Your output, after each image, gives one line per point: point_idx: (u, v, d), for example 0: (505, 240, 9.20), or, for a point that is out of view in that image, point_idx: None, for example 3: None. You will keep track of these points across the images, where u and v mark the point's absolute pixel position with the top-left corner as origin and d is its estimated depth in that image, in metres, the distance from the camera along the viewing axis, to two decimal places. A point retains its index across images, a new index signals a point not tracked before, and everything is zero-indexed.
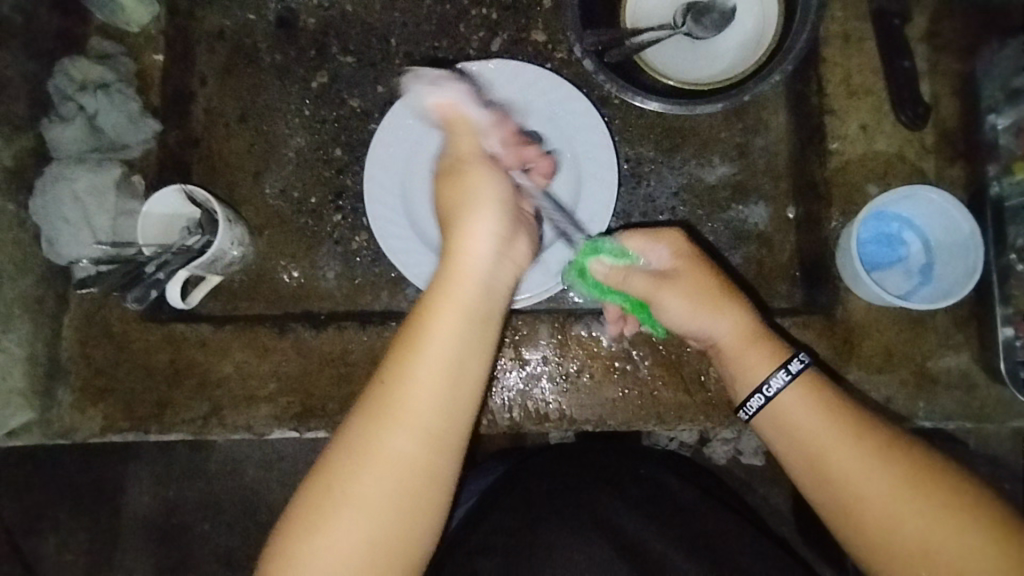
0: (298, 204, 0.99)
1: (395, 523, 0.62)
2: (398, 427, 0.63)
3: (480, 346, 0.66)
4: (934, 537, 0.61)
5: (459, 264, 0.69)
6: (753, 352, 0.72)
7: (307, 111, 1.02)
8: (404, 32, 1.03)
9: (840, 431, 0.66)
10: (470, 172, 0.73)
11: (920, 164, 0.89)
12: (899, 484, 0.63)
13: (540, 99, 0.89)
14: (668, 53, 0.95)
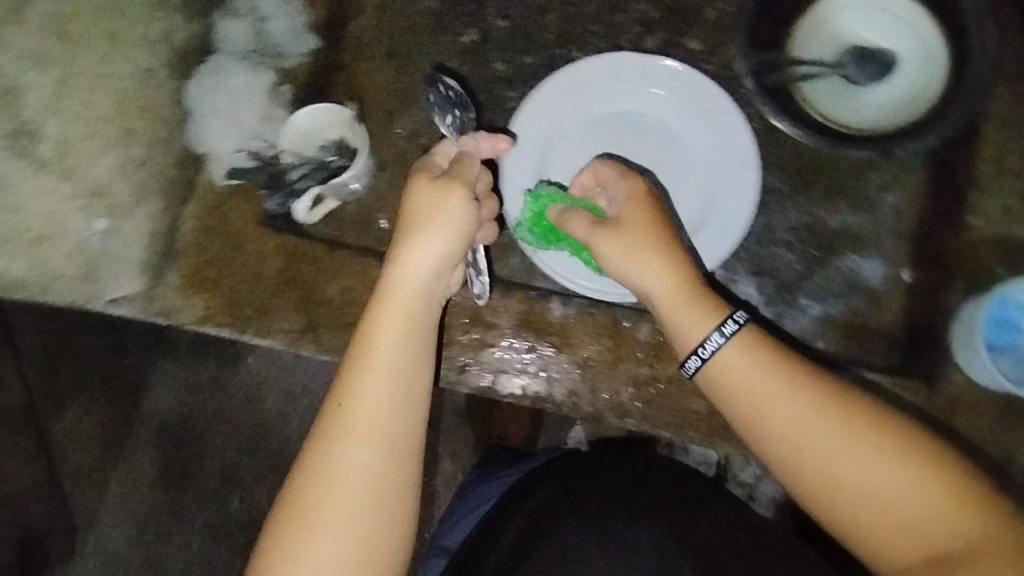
0: (424, 149, 0.99)
1: (372, 524, 0.69)
2: (370, 435, 0.71)
3: (426, 364, 0.76)
4: (866, 474, 0.66)
5: (401, 289, 0.77)
6: (694, 310, 0.75)
7: (451, 64, 1.03)
8: (562, 9, 1.03)
9: (776, 380, 0.70)
10: (444, 204, 0.78)
11: None
12: (833, 427, 0.67)
13: (693, 103, 0.87)
14: (829, 88, 0.94)
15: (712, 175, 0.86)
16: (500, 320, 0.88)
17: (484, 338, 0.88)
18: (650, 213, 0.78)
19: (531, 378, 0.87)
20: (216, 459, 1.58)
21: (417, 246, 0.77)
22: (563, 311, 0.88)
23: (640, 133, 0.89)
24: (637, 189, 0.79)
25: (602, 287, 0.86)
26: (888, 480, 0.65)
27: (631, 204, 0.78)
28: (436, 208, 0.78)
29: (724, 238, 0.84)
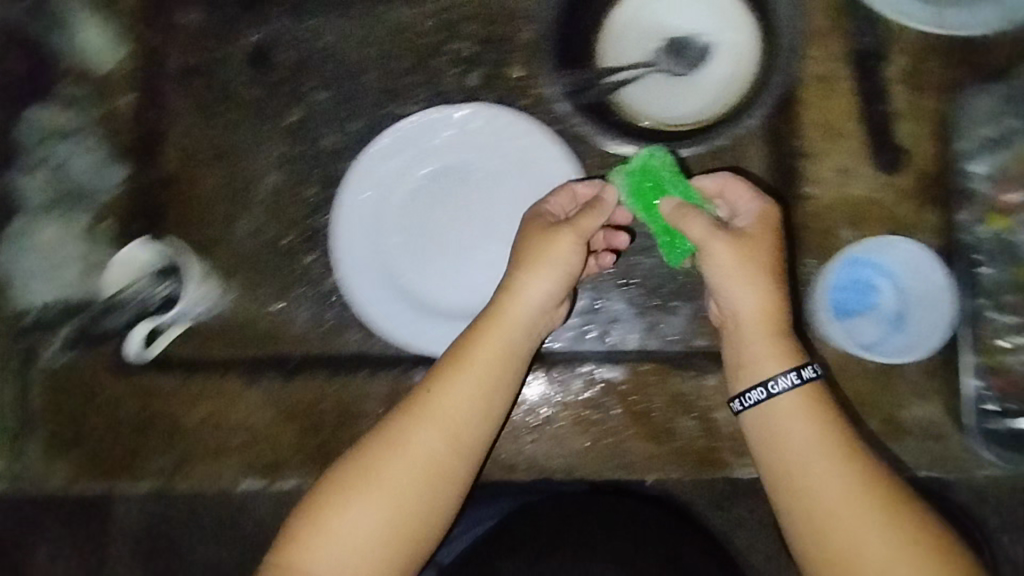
0: (271, 244, 0.98)
1: (397, 520, 0.65)
2: (425, 423, 0.68)
3: (514, 359, 0.73)
4: (836, 489, 0.64)
5: (518, 305, 0.73)
6: (765, 345, 0.72)
7: (281, 151, 1.01)
8: (379, 69, 1.02)
9: (835, 450, 0.66)
10: (556, 241, 0.73)
11: (895, 211, 0.86)
12: (845, 474, 0.64)
13: (513, 145, 0.86)
14: (645, 91, 0.91)
15: None
16: (371, 406, 0.86)
17: (357, 429, 0.85)
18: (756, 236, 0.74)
19: None
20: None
21: (552, 256, 0.73)
22: None
23: (469, 182, 0.87)
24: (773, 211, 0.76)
25: None
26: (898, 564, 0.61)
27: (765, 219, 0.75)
28: (538, 231, 0.75)
29: None
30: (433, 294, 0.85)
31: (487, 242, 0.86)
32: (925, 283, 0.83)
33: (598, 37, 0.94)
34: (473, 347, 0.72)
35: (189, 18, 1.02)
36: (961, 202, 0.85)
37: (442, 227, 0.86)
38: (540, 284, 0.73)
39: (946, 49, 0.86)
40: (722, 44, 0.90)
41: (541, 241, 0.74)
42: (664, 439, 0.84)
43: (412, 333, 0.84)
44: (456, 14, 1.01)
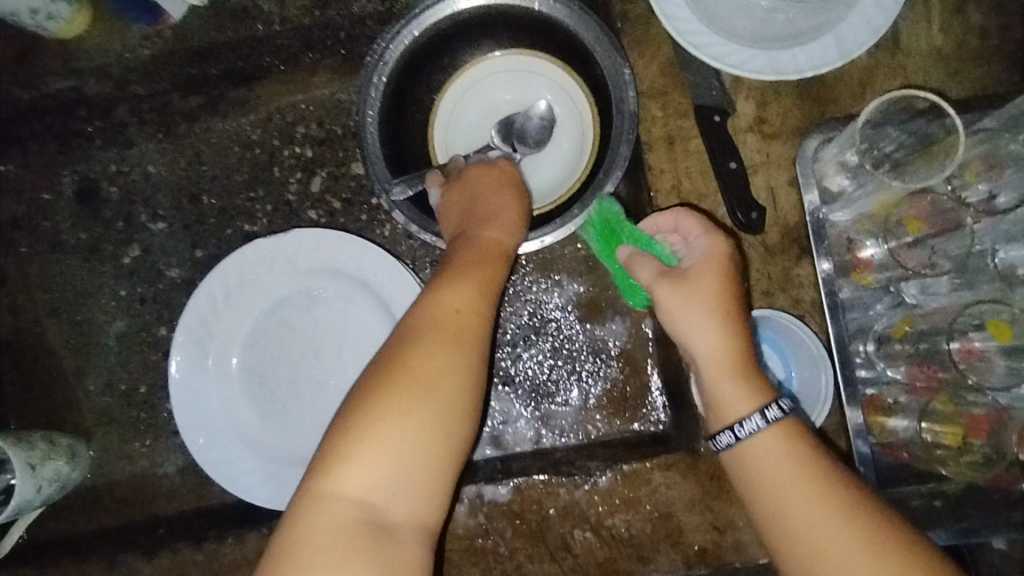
0: (126, 396, 0.91)
1: (427, 449, 0.57)
2: (406, 385, 0.57)
3: (472, 323, 0.62)
4: (811, 534, 0.60)
5: (486, 238, 0.70)
6: (731, 392, 0.66)
7: (123, 292, 0.94)
8: (214, 188, 0.95)
9: (810, 491, 0.61)
10: (503, 187, 0.75)
11: (766, 269, 0.81)
12: (832, 517, 0.59)
13: (351, 265, 0.81)
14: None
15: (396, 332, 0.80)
16: (239, 574, 0.78)
17: None
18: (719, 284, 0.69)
19: None
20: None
21: (500, 202, 0.73)
22: None
23: (313, 313, 0.82)
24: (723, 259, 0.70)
25: None
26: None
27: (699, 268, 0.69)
28: (501, 183, 0.75)
29: None
30: (290, 443, 0.79)
31: (342, 374, 0.81)
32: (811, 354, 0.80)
33: (432, 135, 0.90)
34: (446, 292, 0.63)
35: (5, 167, 0.96)
36: (824, 250, 0.77)
37: (292, 366, 0.81)
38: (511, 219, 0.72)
39: (788, 92, 0.82)
40: (559, 129, 0.88)
41: (496, 209, 0.72)
42: (559, 558, 0.78)
43: (272, 491, 0.77)
44: (287, 117, 0.95)
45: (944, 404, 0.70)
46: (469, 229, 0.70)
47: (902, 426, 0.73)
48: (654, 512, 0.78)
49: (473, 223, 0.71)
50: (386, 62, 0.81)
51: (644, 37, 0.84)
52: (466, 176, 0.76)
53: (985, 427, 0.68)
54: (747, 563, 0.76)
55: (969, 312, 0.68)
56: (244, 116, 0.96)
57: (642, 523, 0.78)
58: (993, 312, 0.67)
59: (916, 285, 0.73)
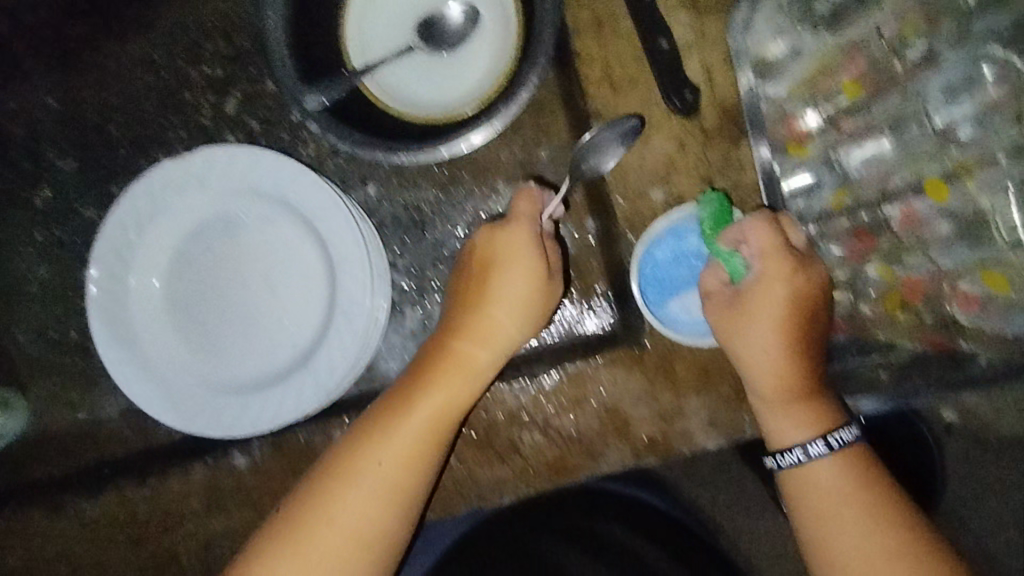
0: (56, 343, 0.87)
1: (391, 488, 0.69)
2: (377, 450, 0.70)
3: (431, 451, 0.71)
4: (849, 543, 0.66)
5: (486, 324, 0.73)
6: (799, 412, 0.69)
7: (38, 235, 0.88)
8: (123, 118, 0.89)
9: (859, 500, 0.66)
10: (534, 290, 0.73)
11: (705, 154, 0.77)
12: (890, 556, 0.65)
13: (266, 181, 0.75)
14: (404, 77, 0.83)
15: (322, 248, 0.76)
16: (191, 502, 0.78)
17: (182, 530, 0.78)
18: (793, 308, 0.69)
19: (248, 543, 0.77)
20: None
21: (522, 295, 0.73)
22: (249, 460, 0.78)
23: (234, 236, 0.77)
24: (785, 282, 0.69)
25: (269, 426, 0.74)
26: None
27: (761, 300, 0.70)
28: (517, 253, 0.73)
29: (357, 305, 0.74)
30: (225, 372, 0.76)
31: (271, 298, 0.77)
32: None
33: (341, 40, 0.83)
34: (411, 423, 0.70)
35: None
36: (760, 130, 0.73)
37: (219, 293, 0.77)
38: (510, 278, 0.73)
39: None
40: (476, 19, 0.82)
41: (503, 246, 0.74)
42: (509, 459, 0.78)
43: (209, 421, 0.74)
44: (194, 35, 0.88)
45: (881, 270, 0.70)
46: (461, 330, 0.73)
47: (844, 300, 0.73)
48: (601, 408, 0.78)
49: (477, 274, 0.74)
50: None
51: None
52: (493, 261, 0.74)
53: (919, 290, 0.69)
54: (695, 449, 0.77)
55: (904, 175, 0.68)
56: (146, 36, 0.89)
57: (590, 420, 0.78)
58: (931, 171, 0.66)
59: (855, 150, 0.70)
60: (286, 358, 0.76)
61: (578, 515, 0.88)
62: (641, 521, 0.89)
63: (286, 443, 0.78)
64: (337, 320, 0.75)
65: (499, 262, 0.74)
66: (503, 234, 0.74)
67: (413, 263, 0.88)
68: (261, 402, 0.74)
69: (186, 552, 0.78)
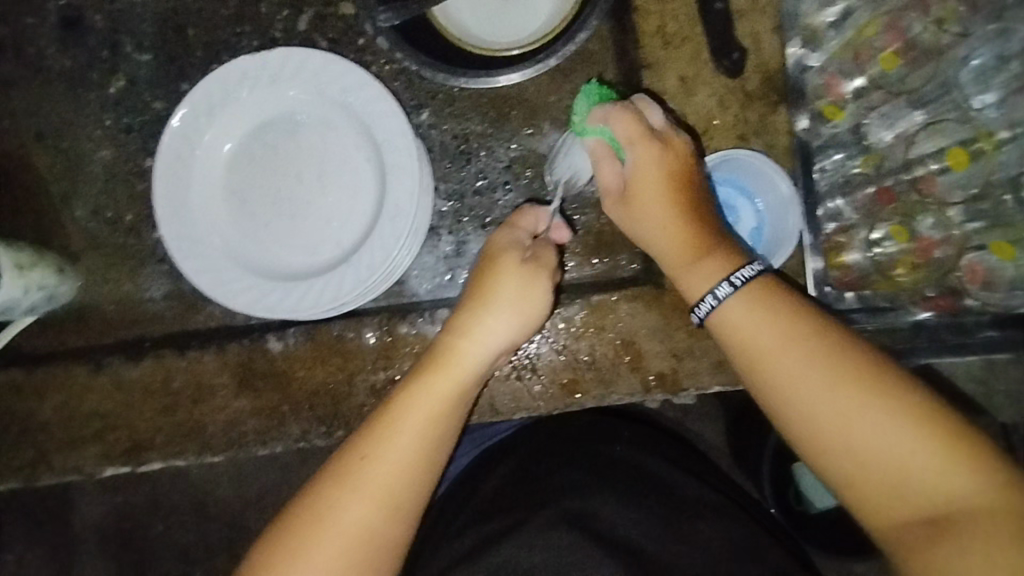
0: (112, 223, 0.92)
1: (390, 498, 0.65)
2: (380, 445, 0.66)
3: (436, 432, 0.68)
4: (797, 382, 0.60)
5: (484, 319, 0.70)
6: (707, 261, 0.68)
7: (108, 121, 0.94)
8: (200, 21, 0.93)
9: (787, 324, 0.63)
10: (535, 287, 0.71)
11: (744, 114, 0.81)
12: (854, 393, 0.58)
13: (333, 87, 0.81)
14: (470, 12, 0.88)
15: (376, 156, 0.82)
16: (222, 379, 0.84)
17: (211, 404, 0.84)
18: (670, 170, 0.71)
19: (271, 423, 0.83)
20: (163, 553, 1.29)
21: (522, 305, 0.71)
22: (282, 345, 0.84)
23: (296, 136, 0.83)
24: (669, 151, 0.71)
25: (308, 313, 0.80)
26: (858, 411, 0.58)
27: (641, 182, 0.70)
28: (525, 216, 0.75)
29: (401, 211, 0.79)
30: (273, 259, 0.83)
31: (322, 198, 0.83)
32: (780, 195, 0.79)
33: None
34: (413, 415, 0.67)
35: None
36: (800, 100, 0.80)
37: (275, 187, 0.83)
38: (509, 282, 0.71)
39: None
40: None
41: (499, 248, 0.72)
42: (525, 377, 0.83)
43: (251, 301, 0.80)
44: None
45: (895, 230, 0.77)
46: (459, 327, 0.71)
47: (858, 259, 0.79)
48: (617, 339, 0.82)
49: (478, 271, 0.72)
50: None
51: None
52: (488, 263, 0.72)
53: (933, 251, 0.75)
54: (700, 389, 0.82)
55: (930, 141, 0.73)
56: None
57: (605, 348, 0.82)
58: (956, 140, 0.71)
59: (882, 123, 0.76)
60: (330, 254, 0.83)
61: (589, 441, 0.82)
62: (674, 453, 0.84)
63: (323, 334, 0.84)
64: (381, 224, 0.80)
65: (492, 257, 0.72)
66: (496, 237, 0.74)
67: (455, 187, 0.90)
68: (304, 289, 0.80)
69: (211, 424, 0.83)
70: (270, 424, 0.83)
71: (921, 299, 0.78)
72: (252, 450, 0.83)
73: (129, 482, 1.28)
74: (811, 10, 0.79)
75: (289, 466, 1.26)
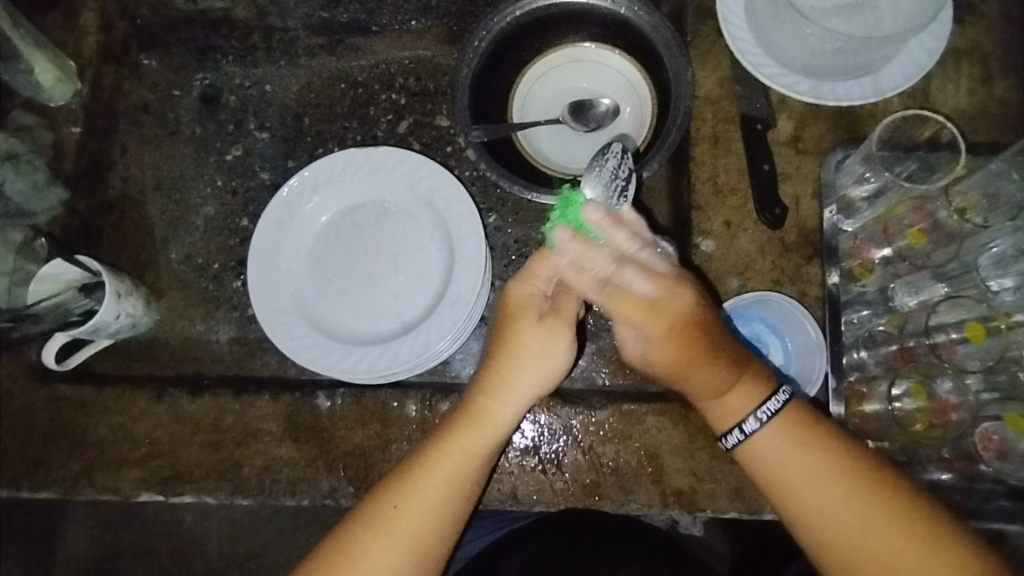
0: (200, 269, 1.03)
1: (414, 550, 0.71)
2: (403, 503, 0.71)
3: (465, 487, 0.73)
4: (825, 515, 0.67)
5: (506, 371, 0.73)
6: (738, 385, 0.71)
7: (220, 182, 1.07)
8: (317, 112, 1.09)
9: (812, 459, 0.68)
10: (558, 342, 0.72)
11: (781, 263, 0.90)
12: (873, 522, 0.65)
13: (423, 183, 0.94)
14: (548, 142, 1.02)
15: (448, 246, 0.92)
16: (268, 426, 0.89)
17: (255, 447, 0.89)
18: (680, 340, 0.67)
19: (304, 475, 0.88)
20: None
21: (544, 364, 0.73)
22: (330, 404, 0.90)
23: (381, 220, 0.94)
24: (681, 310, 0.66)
25: (361, 377, 0.87)
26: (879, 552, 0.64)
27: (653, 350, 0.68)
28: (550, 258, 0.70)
29: (463, 299, 0.88)
30: (339, 323, 0.91)
31: (392, 275, 0.93)
32: (808, 340, 0.86)
33: (511, 101, 1.04)
34: (439, 471, 0.72)
35: (148, 61, 1.11)
36: (833, 257, 0.88)
37: (354, 259, 0.93)
38: (531, 334, 0.72)
39: (826, 120, 0.94)
40: (619, 114, 1.02)
41: (518, 299, 0.72)
42: (549, 472, 0.86)
43: (313, 356, 0.87)
44: (392, 68, 1.10)
45: (915, 389, 0.81)
46: (484, 383, 0.74)
47: (878, 409, 0.83)
48: (641, 449, 0.86)
49: (504, 319, 0.73)
50: (489, 30, 0.97)
51: (710, 50, 0.98)
52: (511, 314, 0.72)
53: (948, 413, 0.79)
54: (716, 513, 0.84)
55: (950, 312, 0.80)
56: (355, 61, 1.11)
57: (629, 457, 0.86)
58: (976, 315, 0.79)
59: (907, 289, 0.85)
60: (391, 327, 0.91)
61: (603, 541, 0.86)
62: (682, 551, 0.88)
63: (370, 400, 0.90)
64: (442, 307, 0.88)
65: (514, 313, 0.72)
66: (513, 291, 0.72)
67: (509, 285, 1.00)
68: (361, 355, 0.88)
69: (249, 468, 0.88)
70: (304, 478, 0.87)
71: (937, 459, 0.82)
72: (281, 500, 0.87)
73: (128, 518, 1.29)
74: (849, 183, 0.89)
75: (282, 532, 1.28)
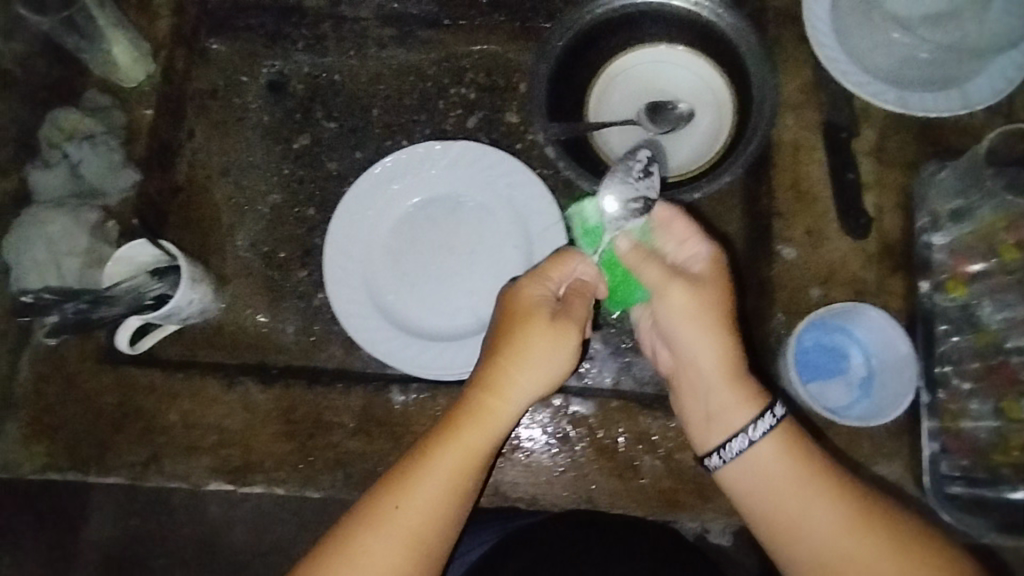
0: (267, 257, 1.02)
1: (416, 542, 0.69)
2: (404, 495, 0.70)
3: (468, 484, 0.72)
4: (824, 533, 0.69)
5: (510, 366, 0.72)
6: (740, 391, 0.74)
7: (287, 170, 1.06)
8: (385, 104, 1.08)
9: (814, 480, 0.70)
10: (567, 340, 0.73)
11: (863, 273, 0.89)
12: (875, 547, 0.68)
13: (501, 179, 0.93)
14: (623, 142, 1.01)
15: (526, 244, 0.91)
16: (340, 418, 0.88)
17: (326, 439, 0.88)
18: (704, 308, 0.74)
19: (375, 470, 0.87)
20: None
21: (548, 364, 0.73)
22: (404, 399, 0.89)
23: (456, 215, 0.93)
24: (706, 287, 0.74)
25: (436, 372, 0.86)
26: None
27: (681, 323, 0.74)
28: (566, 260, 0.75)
29: None
30: (413, 317, 0.90)
31: (467, 271, 0.92)
32: (897, 352, 0.85)
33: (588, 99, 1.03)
34: (442, 466, 0.71)
35: (216, 45, 1.10)
36: (923, 268, 0.88)
37: (428, 253, 0.92)
38: (539, 334, 0.72)
39: (912, 130, 0.93)
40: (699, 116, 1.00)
41: (524, 299, 0.74)
42: (626, 476, 0.85)
43: (388, 349, 0.87)
44: (462, 62, 1.09)
45: (1008, 406, 0.80)
46: (485, 377, 0.73)
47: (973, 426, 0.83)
48: None
49: (510, 316, 0.73)
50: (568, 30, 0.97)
51: (793, 55, 0.97)
52: (517, 313, 0.73)
53: None
54: None
55: None
56: (425, 53, 1.09)
57: None
58: None
59: (998, 305, 0.83)
60: (465, 323, 0.90)
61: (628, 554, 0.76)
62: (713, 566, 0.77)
63: (445, 396, 0.88)
64: None
65: (522, 311, 0.73)
66: (524, 291, 0.74)
67: None
68: (436, 351, 0.87)
69: (320, 460, 0.87)
70: (374, 472, 0.86)
71: None
72: (352, 493, 0.86)
73: None
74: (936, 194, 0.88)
75: None
